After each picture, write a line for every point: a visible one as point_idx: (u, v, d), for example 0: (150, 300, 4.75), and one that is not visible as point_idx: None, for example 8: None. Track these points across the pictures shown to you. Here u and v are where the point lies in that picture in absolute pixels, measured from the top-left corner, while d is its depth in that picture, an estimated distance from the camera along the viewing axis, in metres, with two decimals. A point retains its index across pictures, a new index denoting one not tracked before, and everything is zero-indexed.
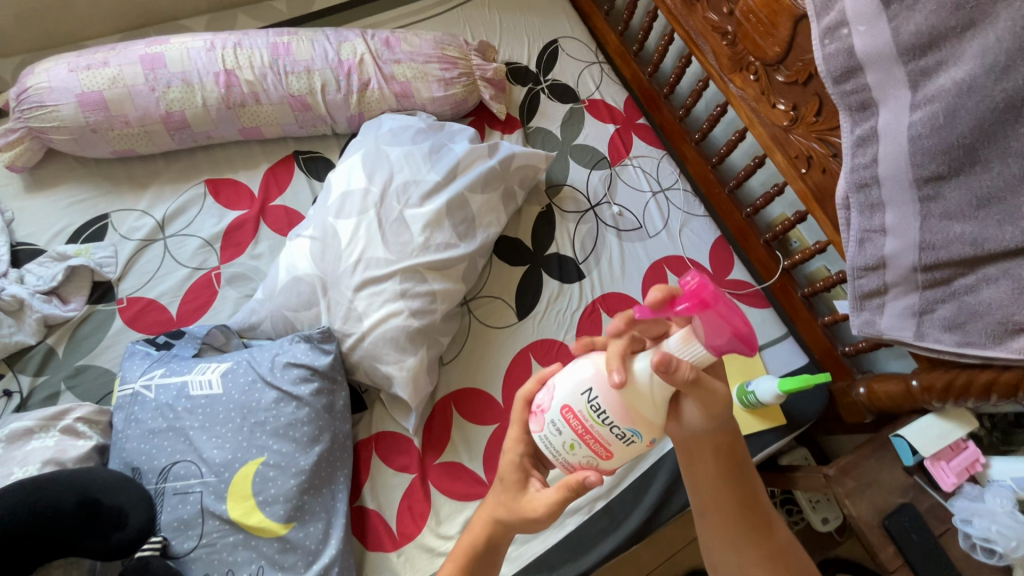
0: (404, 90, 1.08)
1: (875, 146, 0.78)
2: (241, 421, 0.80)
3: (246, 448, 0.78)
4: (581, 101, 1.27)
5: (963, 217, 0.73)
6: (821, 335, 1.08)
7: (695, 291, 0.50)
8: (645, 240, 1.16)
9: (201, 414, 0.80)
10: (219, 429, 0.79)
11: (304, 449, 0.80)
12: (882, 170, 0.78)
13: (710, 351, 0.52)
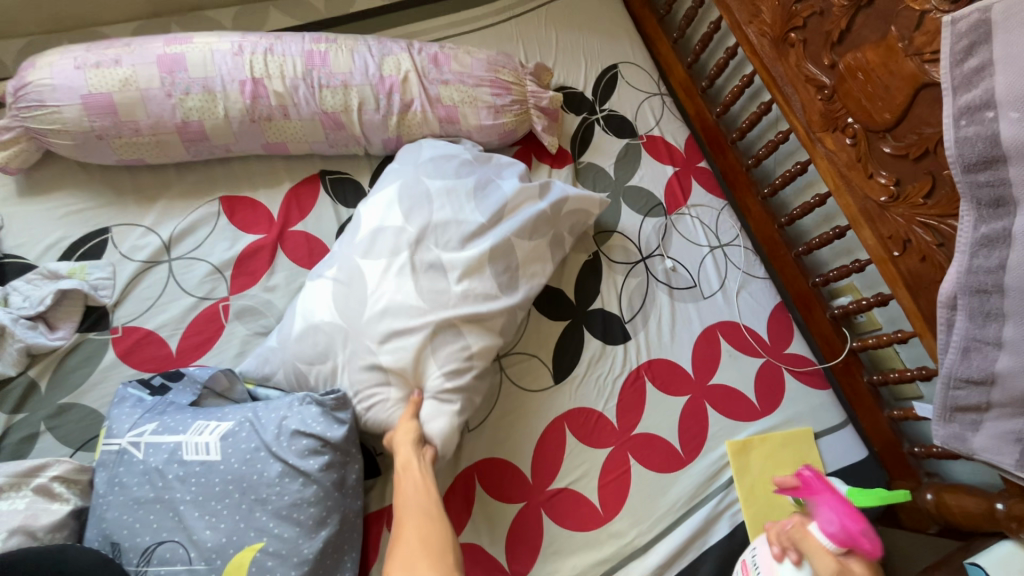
0: (449, 115, 0.97)
1: (1004, 249, 0.67)
2: (240, 498, 0.70)
3: (244, 531, 0.69)
4: (639, 136, 1.15)
5: None
6: (886, 428, 0.98)
7: (807, 482, 0.78)
8: (699, 301, 1.05)
9: (194, 485, 0.70)
10: (214, 505, 0.69)
11: (310, 534, 0.70)
12: (1009, 278, 0.67)
13: (831, 541, 0.72)
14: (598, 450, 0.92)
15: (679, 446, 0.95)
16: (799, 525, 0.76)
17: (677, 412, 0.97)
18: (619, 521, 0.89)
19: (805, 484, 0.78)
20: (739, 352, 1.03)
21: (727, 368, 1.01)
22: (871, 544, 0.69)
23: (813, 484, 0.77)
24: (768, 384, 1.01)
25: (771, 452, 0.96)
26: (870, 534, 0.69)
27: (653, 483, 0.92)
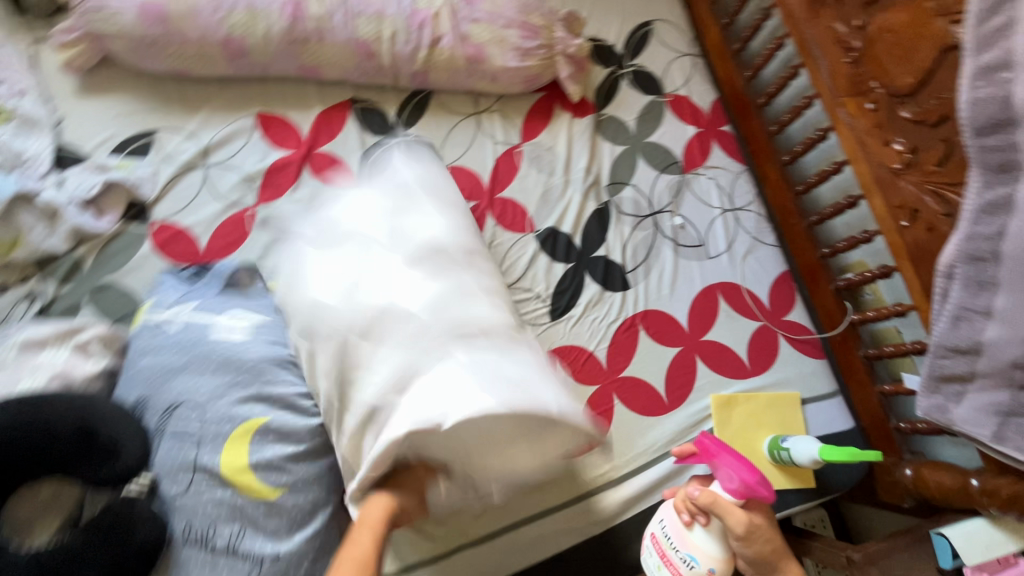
0: (476, 53, 1.01)
1: (1005, 217, 0.66)
2: (253, 376, 0.78)
3: (253, 404, 0.77)
4: (665, 94, 1.15)
5: None
6: (875, 403, 0.99)
7: (703, 445, 0.81)
8: (703, 260, 1.07)
9: (216, 360, 0.78)
10: (228, 379, 0.77)
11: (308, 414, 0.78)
12: (1006, 246, 0.67)
13: (733, 495, 0.77)
14: (585, 387, 0.97)
15: (664, 394, 0.98)
16: (703, 489, 0.79)
17: (667, 362, 1.00)
18: (596, 454, 0.93)
19: (703, 450, 0.81)
20: (737, 313, 1.04)
21: (722, 327, 1.03)
22: (767, 492, 0.76)
23: (713, 451, 0.80)
24: (761, 347, 1.03)
25: (754, 410, 0.98)
26: (767, 483, 0.76)
27: (633, 424, 0.96)
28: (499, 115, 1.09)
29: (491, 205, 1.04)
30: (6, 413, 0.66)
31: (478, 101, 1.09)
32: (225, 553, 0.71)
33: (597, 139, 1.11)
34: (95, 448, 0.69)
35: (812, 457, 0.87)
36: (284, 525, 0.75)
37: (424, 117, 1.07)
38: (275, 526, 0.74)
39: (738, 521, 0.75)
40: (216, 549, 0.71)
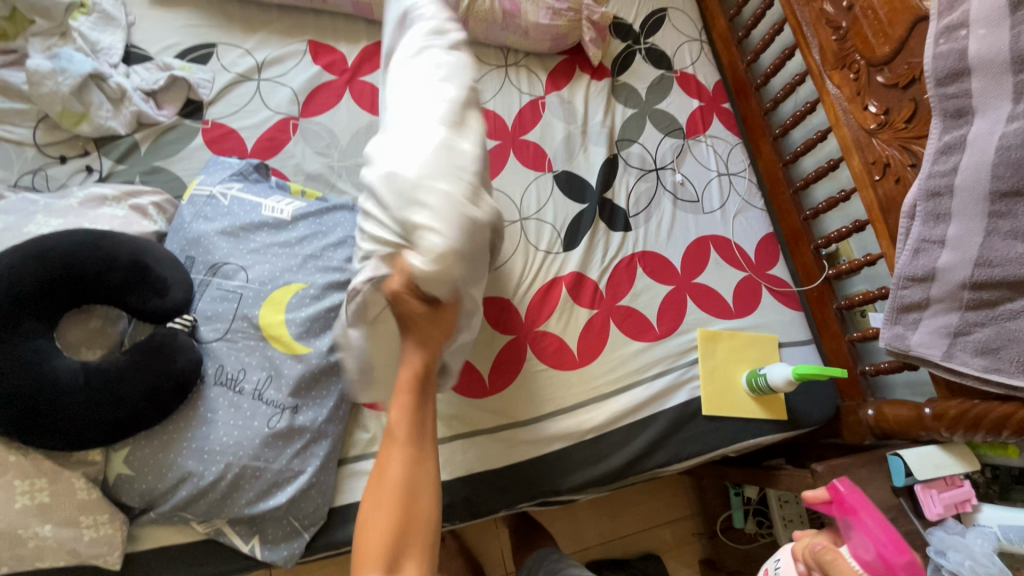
0: (513, 9, 1.14)
1: (958, 155, 0.78)
2: (297, 251, 0.86)
3: (294, 273, 0.85)
4: (674, 70, 1.29)
5: None
6: (844, 350, 1.08)
7: (842, 499, 0.75)
8: (699, 214, 1.18)
9: (267, 233, 0.86)
10: (275, 250, 0.86)
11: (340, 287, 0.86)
12: (958, 179, 0.78)
13: (864, 566, 0.70)
14: (584, 310, 1.06)
15: (656, 324, 1.07)
16: (828, 546, 0.75)
17: (661, 297, 1.09)
18: (591, 369, 1.01)
19: (841, 501, 0.76)
20: (726, 262, 1.15)
21: (712, 272, 1.13)
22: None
23: (853, 508, 0.74)
24: (746, 293, 1.13)
25: (736, 346, 1.08)
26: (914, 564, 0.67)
27: (626, 347, 1.04)
28: (526, 70, 1.21)
29: (512, 145, 1.15)
30: (75, 237, 0.73)
31: (508, 56, 1.21)
32: (252, 396, 0.77)
33: (611, 101, 1.23)
34: (147, 280, 0.75)
35: (786, 377, 0.96)
36: (304, 383, 0.80)
37: None
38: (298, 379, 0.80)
39: None
40: (244, 392, 0.77)
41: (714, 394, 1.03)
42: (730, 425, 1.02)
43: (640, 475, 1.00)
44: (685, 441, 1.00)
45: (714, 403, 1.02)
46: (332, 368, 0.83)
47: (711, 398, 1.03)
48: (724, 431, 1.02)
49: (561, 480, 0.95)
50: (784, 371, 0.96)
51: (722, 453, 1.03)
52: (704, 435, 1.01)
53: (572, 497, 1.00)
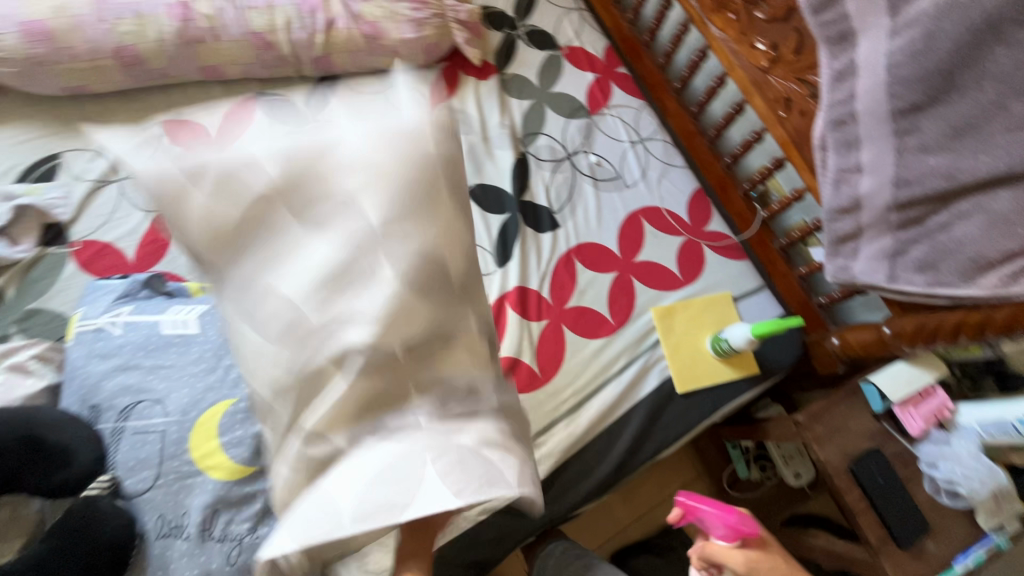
0: (373, 31, 1.05)
1: (853, 80, 0.76)
2: (215, 361, 0.77)
3: (215, 388, 0.75)
4: (560, 48, 1.23)
5: (939, 149, 0.71)
6: (796, 287, 1.07)
7: (687, 506, 0.79)
8: (623, 190, 1.14)
9: (175, 352, 0.78)
10: (191, 368, 0.77)
11: None
12: (859, 104, 0.76)
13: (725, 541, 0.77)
14: (535, 323, 1.01)
15: (609, 316, 1.04)
16: (702, 544, 0.80)
17: (607, 287, 1.06)
18: (557, 383, 0.98)
19: (683, 509, 0.79)
20: (662, 232, 1.12)
21: (651, 247, 1.10)
22: (749, 525, 0.77)
23: (691, 507, 0.79)
24: (689, 258, 1.10)
25: (692, 314, 1.06)
26: (742, 514, 0.77)
27: (587, 349, 1.01)
28: None
29: None
30: None
31: None
32: (202, 538, 0.69)
33: (504, 98, 1.17)
34: (45, 452, 0.67)
35: (746, 337, 0.95)
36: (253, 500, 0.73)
37: None
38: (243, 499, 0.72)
39: (740, 564, 0.75)
40: (190, 537, 0.69)
41: (684, 371, 1.01)
42: (706, 396, 1.01)
43: (633, 472, 0.98)
44: (667, 425, 0.98)
45: (686, 379, 1.01)
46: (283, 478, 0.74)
47: (681, 375, 1.01)
48: (702, 403, 1.01)
49: (557, 505, 0.92)
50: (744, 331, 0.95)
51: (706, 424, 1.02)
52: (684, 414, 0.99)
53: (576, 512, 0.97)
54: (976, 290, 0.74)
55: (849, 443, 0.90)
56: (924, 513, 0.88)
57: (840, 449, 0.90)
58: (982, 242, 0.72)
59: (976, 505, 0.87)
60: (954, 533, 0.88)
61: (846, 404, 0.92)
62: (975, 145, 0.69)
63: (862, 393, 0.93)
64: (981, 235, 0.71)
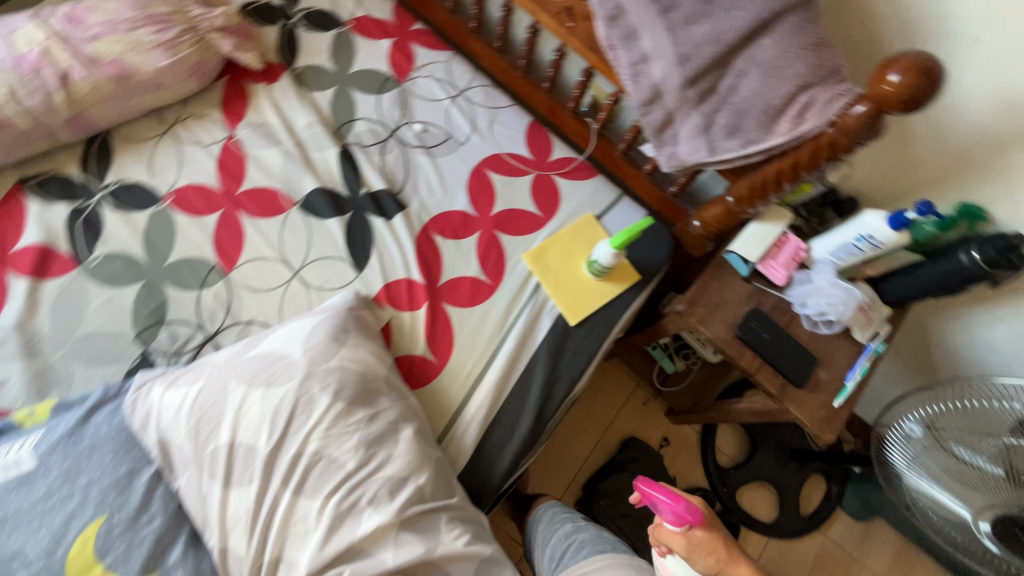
0: (121, 71, 0.92)
1: None
2: (70, 488, 0.68)
3: (78, 513, 0.67)
4: (345, 23, 1.15)
5: (700, 17, 0.73)
6: (649, 185, 1.11)
7: (643, 494, 0.83)
8: (458, 149, 1.10)
9: (14, 496, 0.67)
10: (41, 507, 0.66)
11: (127, 488, 0.71)
12: None
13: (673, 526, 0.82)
14: (415, 312, 0.98)
15: (485, 277, 1.02)
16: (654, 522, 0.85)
17: (474, 251, 1.04)
18: (456, 360, 0.96)
19: (640, 493, 0.84)
20: (509, 177, 1.10)
21: (503, 195, 1.08)
22: (695, 513, 0.81)
23: (646, 492, 0.83)
24: (543, 193, 1.10)
25: (563, 246, 1.06)
26: (690, 505, 0.80)
27: (473, 317, 0.99)
28: (195, 119, 1.03)
29: (236, 205, 0.99)
30: None
31: (164, 118, 1.03)
32: None
33: (304, 94, 1.08)
34: None
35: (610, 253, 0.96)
36: None
37: (115, 160, 0.98)
38: None
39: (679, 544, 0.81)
40: None
41: (571, 302, 1.02)
42: (599, 317, 1.03)
43: (557, 414, 1.00)
44: (572, 358, 1.00)
45: (576, 309, 1.02)
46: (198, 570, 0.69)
47: (570, 306, 1.02)
48: (598, 326, 1.02)
49: (492, 476, 0.92)
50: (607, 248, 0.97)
51: (610, 343, 1.04)
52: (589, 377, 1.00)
53: (519, 470, 0.98)
54: (778, 138, 0.76)
55: (731, 312, 0.95)
56: (809, 348, 0.95)
57: (725, 321, 0.94)
58: (765, 93, 0.74)
59: (847, 323, 0.95)
60: (838, 355, 0.95)
61: (718, 279, 0.96)
62: (726, 6, 0.72)
63: (729, 263, 0.97)
64: (762, 88, 0.73)
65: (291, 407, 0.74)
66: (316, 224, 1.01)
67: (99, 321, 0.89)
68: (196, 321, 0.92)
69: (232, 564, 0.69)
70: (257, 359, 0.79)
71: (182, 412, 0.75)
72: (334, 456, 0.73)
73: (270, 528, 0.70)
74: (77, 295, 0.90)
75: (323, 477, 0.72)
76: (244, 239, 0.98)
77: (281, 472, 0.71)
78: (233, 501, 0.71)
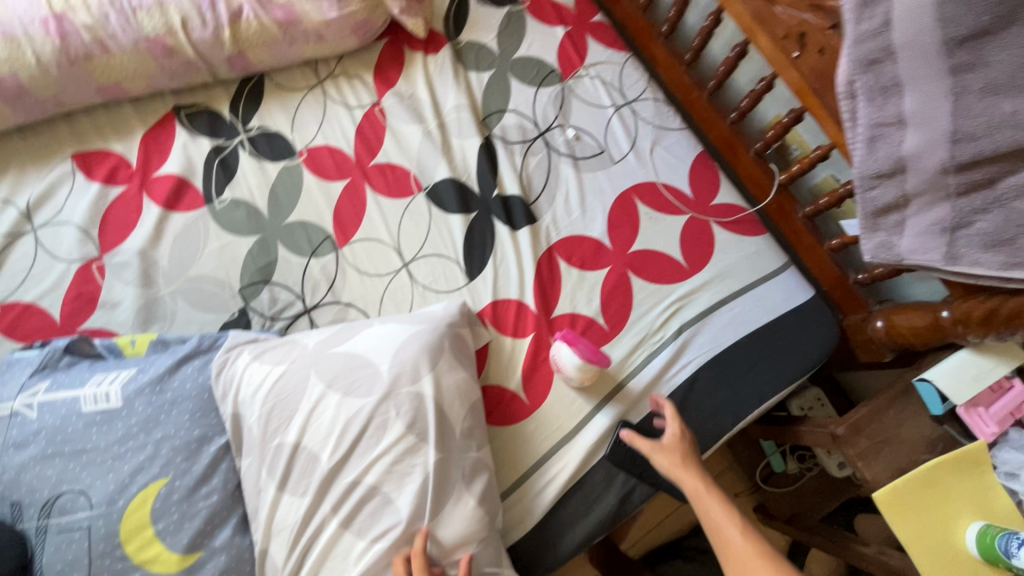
0: (287, 15, 0.88)
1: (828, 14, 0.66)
2: (125, 434, 0.69)
3: (123, 457, 0.68)
4: (522, 0, 1.03)
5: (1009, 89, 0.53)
6: (827, 263, 0.91)
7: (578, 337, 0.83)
8: (609, 168, 0.96)
9: (97, 432, 0.69)
10: (91, 458, 0.68)
11: (191, 456, 0.70)
12: (897, 36, 0.57)
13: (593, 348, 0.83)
14: (521, 340, 0.87)
15: (602, 321, 0.89)
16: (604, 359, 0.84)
17: (600, 285, 0.90)
18: (549, 408, 0.84)
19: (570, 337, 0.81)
20: (658, 212, 0.94)
21: (647, 233, 0.93)
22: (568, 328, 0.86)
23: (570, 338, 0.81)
24: (695, 239, 0.93)
25: (700, 307, 0.90)
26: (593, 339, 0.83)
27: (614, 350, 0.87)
28: (345, 78, 0.98)
29: (365, 178, 0.93)
30: None
31: (317, 69, 0.98)
32: None
33: (461, 71, 0.99)
34: None
35: None
36: None
37: (263, 103, 0.96)
38: None
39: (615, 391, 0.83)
40: None
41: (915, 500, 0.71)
42: (722, 404, 0.87)
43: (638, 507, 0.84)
44: None
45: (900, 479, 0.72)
46: (232, 553, 0.68)
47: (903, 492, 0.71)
48: (718, 415, 0.86)
49: (558, 547, 0.80)
50: None
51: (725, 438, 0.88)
52: (740, 351, 0.88)
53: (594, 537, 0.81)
54: None
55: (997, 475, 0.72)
56: None
57: (894, 465, 0.74)
58: None
59: None
60: None
61: (896, 408, 0.76)
62: None
63: (916, 394, 0.76)
64: None
65: (361, 428, 0.68)
66: (437, 216, 0.93)
67: (209, 265, 0.88)
68: (298, 291, 0.89)
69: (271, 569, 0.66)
70: (342, 359, 0.73)
71: (260, 394, 0.71)
72: (390, 495, 0.66)
73: (312, 551, 0.65)
74: (196, 233, 0.89)
75: (373, 517, 0.65)
76: (363, 216, 0.92)
77: (335, 494, 0.66)
78: (284, 506, 0.66)
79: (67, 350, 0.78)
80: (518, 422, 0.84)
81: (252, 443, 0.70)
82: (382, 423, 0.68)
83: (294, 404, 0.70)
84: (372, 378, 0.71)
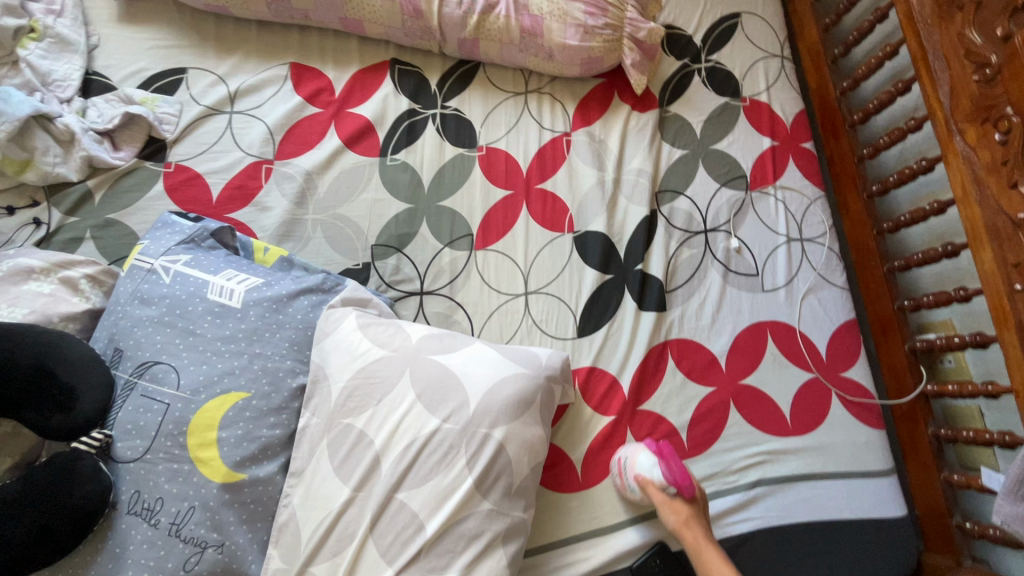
0: (533, 26, 0.92)
1: None
2: (230, 335, 0.72)
3: (221, 355, 0.71)
4: (742, 97, 1.02)
5: None
6: (936, 491, 0.84)
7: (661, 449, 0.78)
8: (756, 292, 0.93)
9: (209, 322, 0.73)
10: (194, 342, 0.72)
11: (274, 382, 0.72)
12: None
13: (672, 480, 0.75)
14: (600, 417, 0.85)
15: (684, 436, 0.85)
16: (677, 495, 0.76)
17: (697, 402, 0.87)
18: (598, 494, 0.82)
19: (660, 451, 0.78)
20: (785, 358, 0.90)
21: (764, 373, 0.89)
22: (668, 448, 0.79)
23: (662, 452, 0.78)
24: (809, 402, 0.89)
25: (787, 471, 0.85)
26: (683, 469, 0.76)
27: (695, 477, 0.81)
28: (549, 98, 0.99)
29: (526, 196, 0.94)
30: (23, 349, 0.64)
31: (528, 79, 1.00)
32: (169, 531, 0.64)
33: (656, 138, 0.99)
34: (53, 388, 0.65)
35: None
36: (207, 504, 0.65)
37: (468, 89, 0.99)
38: (201, 519, 0.65)
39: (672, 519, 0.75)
40: (160, 526, 0.64)
41: None
42: None
43: None
44: None
45: None
46: (267, 489, 0.69)
47: None
48: None
49: None
50: None
51: None
52: (808, 535, 0.82)
53: None
54: None
55: None
56: None
57: None
58: None
59: None
60: None
61: None
62: None
63: None
64: None
65: (436, 440, 0.68)
66: (575, 262, 0.92)
67: (357, 211, 0.91)
68: (421, 270, 0.90)
69: (296, 522, 0.67)
70: (441, 366, 0.73)
71: (356, 363, 0.73)
72: (436, 511, 0.66)
73: (345, 524, 0.65)
74: (359, 177, 0.93)
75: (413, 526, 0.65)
76: (508, 230, 0.93)
77: (387, 485, 0.67)
78: (336, 473, 0.68)
79: (212, 233, 0.82)
80: (563, 493, 0.82)
81: (330, 399, 0.71)
82: (453, 442, 0.68)
83: (380, 388, 0.71)
84: (459, 399, 0.71)
